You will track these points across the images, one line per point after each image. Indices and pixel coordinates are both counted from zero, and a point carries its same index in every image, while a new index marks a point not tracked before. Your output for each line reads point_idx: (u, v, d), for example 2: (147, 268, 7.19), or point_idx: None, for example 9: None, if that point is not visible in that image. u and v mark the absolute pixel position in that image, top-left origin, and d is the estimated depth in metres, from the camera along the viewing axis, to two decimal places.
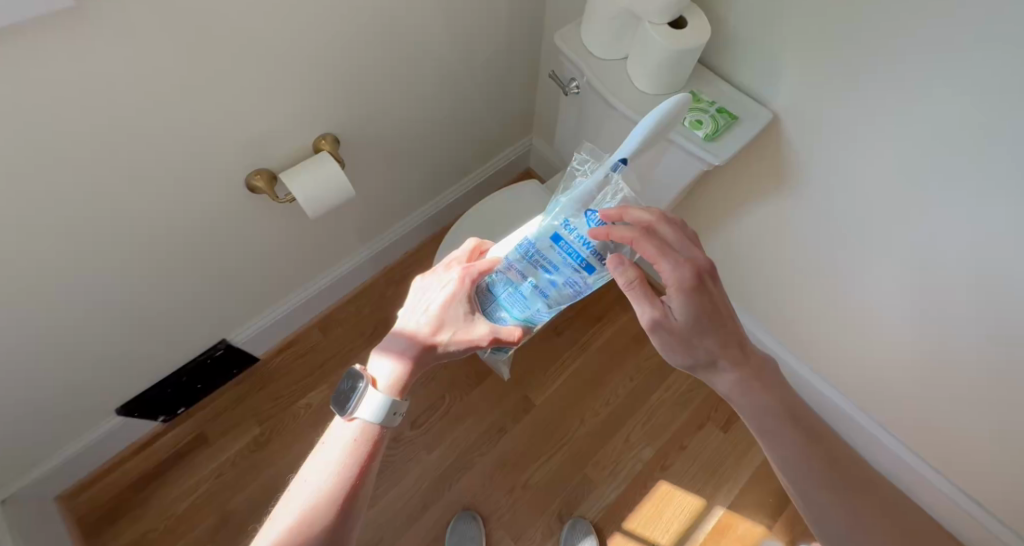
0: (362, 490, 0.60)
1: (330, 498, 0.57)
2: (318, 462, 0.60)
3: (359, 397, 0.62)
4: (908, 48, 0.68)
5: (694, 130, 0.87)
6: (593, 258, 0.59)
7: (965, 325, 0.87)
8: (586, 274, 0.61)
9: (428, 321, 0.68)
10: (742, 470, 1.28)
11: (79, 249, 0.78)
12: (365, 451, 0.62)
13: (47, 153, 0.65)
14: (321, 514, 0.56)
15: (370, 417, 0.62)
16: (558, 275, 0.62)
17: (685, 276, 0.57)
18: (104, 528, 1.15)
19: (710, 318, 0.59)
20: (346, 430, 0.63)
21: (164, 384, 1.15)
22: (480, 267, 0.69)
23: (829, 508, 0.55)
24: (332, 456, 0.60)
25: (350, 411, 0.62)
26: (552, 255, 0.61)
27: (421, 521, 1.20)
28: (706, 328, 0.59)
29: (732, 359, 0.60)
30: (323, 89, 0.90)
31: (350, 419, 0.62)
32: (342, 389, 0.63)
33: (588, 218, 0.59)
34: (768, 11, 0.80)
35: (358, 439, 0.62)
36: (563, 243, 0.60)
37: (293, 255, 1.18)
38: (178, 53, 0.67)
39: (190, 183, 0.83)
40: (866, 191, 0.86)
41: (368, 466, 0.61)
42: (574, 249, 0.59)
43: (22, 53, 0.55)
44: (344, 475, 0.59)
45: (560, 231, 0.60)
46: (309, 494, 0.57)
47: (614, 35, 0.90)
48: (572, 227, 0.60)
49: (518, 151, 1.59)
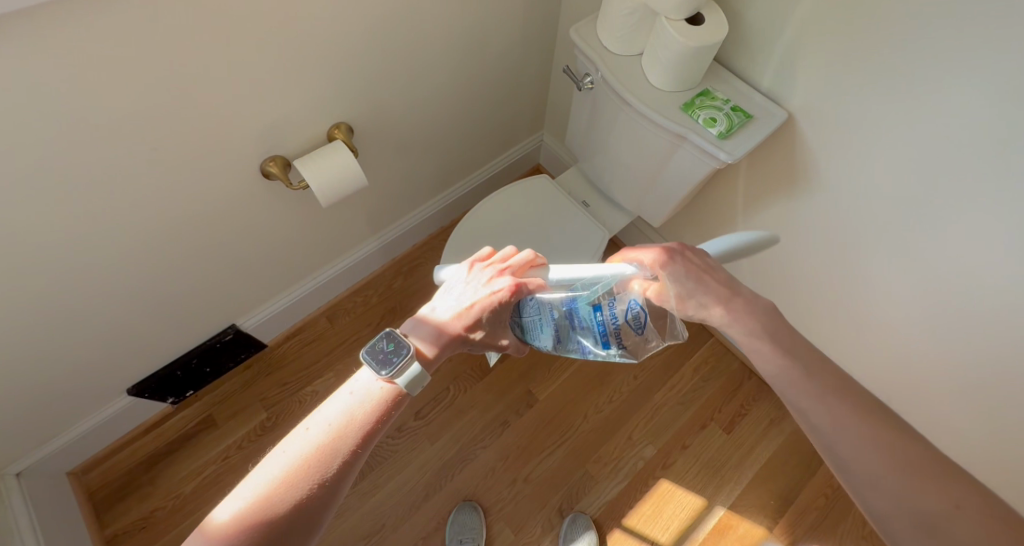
0: (368, 451, 0.55)
1: (338, 450, 0.53)
2: (336, 409, 0.55)
3: (404, 363, 0.57)
4: (929, 49, 0.67)
5: (708, 128, 0.86)
6: (613, 337, 0.65)
7: (974, 332, 0.86)
8: (601, 344, 0.66)
9: (470, 315, 0.65)
10: (744, 471, 1.28)
11: (95, 230, 0.79)
12: (383, 413, 0.57)
13: (66, 132, 0.66)
14: (324, 464, 0.52)
15: (406, 388, 0.57)
16: (581, 333, 0.67)
17: (660, 253, 0.63)
18: (114, 503, 1.18)
19: (696, 280, 0.63)
20: (374, 386, 0.58)
21: (174, 366, 1.16)
22: (530, 282, 0.68)
23: (876, 480, 0.50)
24: (351, 408, 0.56)
25: (388, 372, 0.57)
26: (586, 326, 0.65)
27: (422, 510, 1.21)
28: (695, 287, 0.63)
29: (720, 304, 0.63)
30: (339, 78, 0.90)
31: (383, 380, 0.57)
32: (385, 342, 0.58)
33: (630, 304, 0.63)
34: (787, 8, 0.79)
35: (383, 399, 0.57)
36: (601, 321, 0.64)
37: (303, 243, 1.19)
38: (197, 38, 0.68)
39: (205, 167, 0.84)
40: (880, 194, 0.85)
41: (381, 430, 0.57)
42: (604, 323, 0.64)
43: (45, 31, 0.56)
44: (358, 431, 0.54)
45: (603, 303, 0.63)
46: (318, 439, 0.53)
47: (630, 30, 0.90)
48: (614, 305, 0.63)
49: (528, 147, 1.59)
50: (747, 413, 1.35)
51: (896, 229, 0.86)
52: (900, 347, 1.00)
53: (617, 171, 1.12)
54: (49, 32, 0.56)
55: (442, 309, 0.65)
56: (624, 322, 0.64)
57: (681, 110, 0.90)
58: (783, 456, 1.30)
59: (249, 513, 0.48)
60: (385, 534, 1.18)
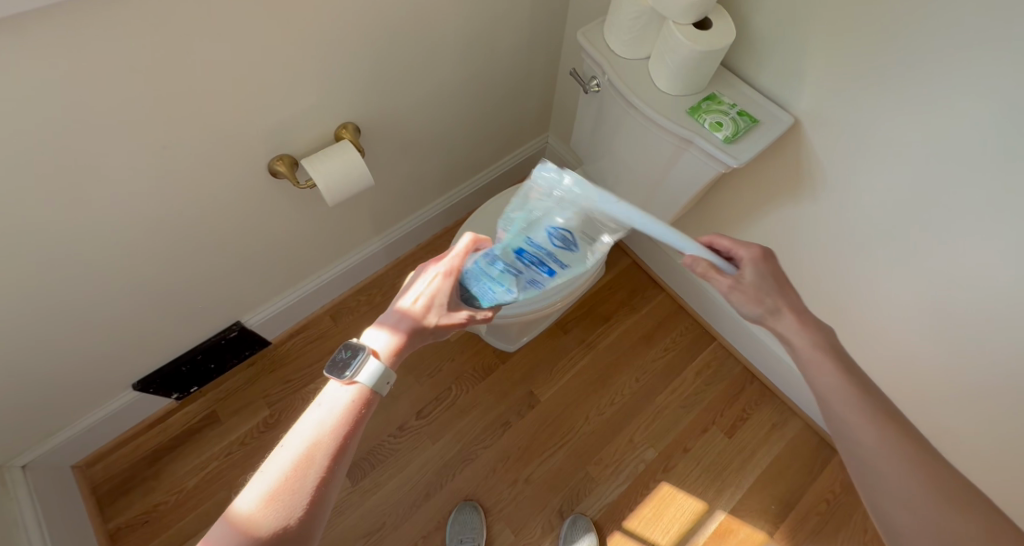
0: (349, 453, 0.59)
1: (320, 458, 0.56)
2: (311, 420, 0.59)
3: (361, 362, 0.61)
4: (935, 56, 0.67)
5: (714, 132, 0.86)
6: (552, 261, 0.74)
7: (978, 340, 0.86)
8: (547, 272, 0.76)
9: (422, 303, 0.67)
10: (745, 476, 1.28)
11: (103, 224, 0.80)
12: (357, 415, 0.60)
13: (76, 127, 0.66)
14: (309, 474, 0.55)
15: (370, 384, 0.61)
16: (525, 273, 0.74)
17: (757, 251, 0.68)
18: (117, 497, 1.18)
19: (777, 281, 0.67)
20: (341, 392, 0.61)
21: (178, 361, 1.17)
22: (462, 254, 0.69)
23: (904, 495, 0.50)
24: (324, 417, 0.59)
25: (350, 375, 0.60)
26: (526, 261, 0.73)
27: (423, 509, 1.22)
28: (773, 288, 0.66)
29: (793, 310, 0.65)
30: (346, 79, 0.91)
31: (348, 383, 0.61)
32: (343, 351, 0.62)
33: (547, 232, 0.71)
34: (794, 14, 0.80)
35: (353, 402, 0.61)
36: (534, 255, 0.73)
37: (309, 242, 1.19)
38: (207, 36, 0.68)
39: (212, 165, 0.85)
40: (885, 201, 0.85)
41: (356, 431, 0.60)
42: (537, 256, 0.72)
43: (59, 28, 0.57)
44: (336, 437, 0.58)
45: (524, 246, 0.71)
46: (300, 451, 0.56)
47: (638, 33, 0.90)
48: (533, 241, 0.71)
49: (533, 149, 1.60)
50: (749, 418, 1.35)
51: (901, 236, 0.86)
52: (904, 354, 1.00)
53: (622, 174, 1.12)
54: (61, 28, 0.57)
55: (393, 308, 0.67)
56: (552, 246, 0.72)
57: (687, 114, 0.90)
58: (785, 462, 1.30)
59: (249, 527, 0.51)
60: (385, 532, 1.19)
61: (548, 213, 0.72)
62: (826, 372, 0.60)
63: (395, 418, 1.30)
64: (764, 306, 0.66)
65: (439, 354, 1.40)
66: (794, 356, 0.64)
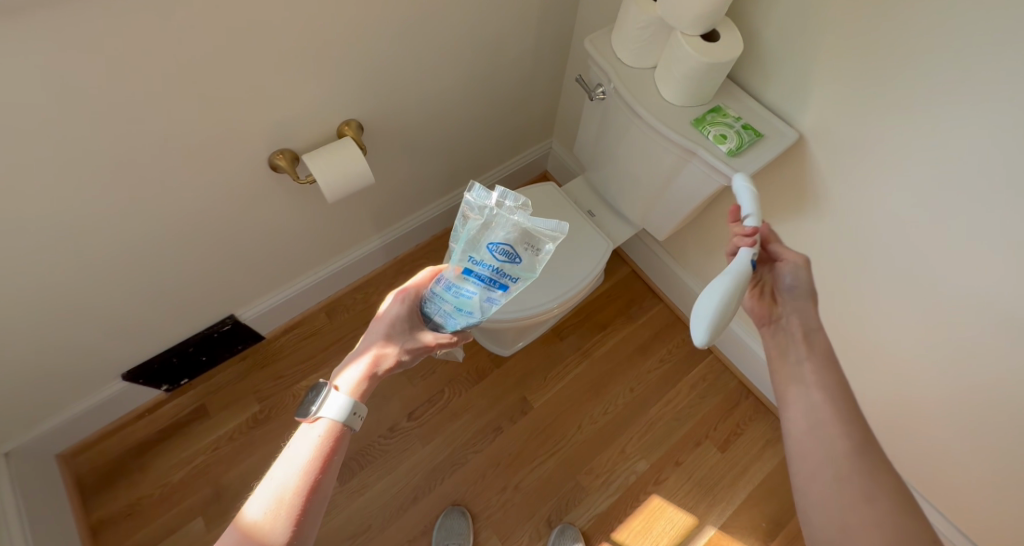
0: (324, 491, 0.57)
1: (293, 497, 0.55)
2: (283, 463, 0.58)
3: (323, 397, 0.61)
4: (943, 79, 0.67)
5: (718, 145, 0.86)
6: (504, 277, 0.65)
7: (975, 363, 0.85)
8: (501, 291, 0.66)
9: (379, 336, 0.68)
10: (737, 492, 1.27)
11: (98, 212, 0.79)
12: (330, 451, 0.59)
13: (78, 116, 0.66)
14: (282, 514, 0.54)
15: (337, 418, 0.60)
16: (477, 295, 0.65)
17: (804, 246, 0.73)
18: (102, 489, 1.17)
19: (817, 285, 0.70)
20: (312, 431, 0.61)
21: (169, 353, 1.16)
22: (418, 283, 0.71)
23: (832, 460, 0.54)
24: (296, 456, 0.58)
25: (313, 411, 0.60)
26: (463, 284, 0.65)
27: (410, 513, 1.20)
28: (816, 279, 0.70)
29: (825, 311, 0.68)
30: (352, 76, 0.91)
31: (315, 421, 0.61)
32: (312, 392, 0.63)
33: (491, 250, 0.64)
34: (802, 31, 0.80)
35: (325, 438, 0.60)
36: (474, 274, 0.64)
37: (307, 237, 1.19)
38: (214, 29, 0.68)
39: (212, 156, 0.84)
40: (886, 221, 0.85)
41: (332, 468, 0.59)
42: (483, 275, 0.64)
43: (66, 17, 0.57)
44: (308, 475, 0.57)
45: (468, 265, 0.64)
46: (273, 494, 0.55)
47: (645, 44, 0.90)
48: (477, 260, 0.64)
49: (537, 153, 1.60)
50: (743, 433, 1.34)
51: (903, 257, 0.86)
52: (900, 374, 1.00)
53: (624, 182, 1.12)
54: (67, 16, 0.57)
55: (358, 347, 0.69)
56: (498, 260, 0.64)
57: (692, 125, 0.90)
58: (778, 479, 1.29)
59: None
60: (371, 535, 1.17)
61: (478, 229, 0.64)
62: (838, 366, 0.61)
63: (386, 419, 1.29)
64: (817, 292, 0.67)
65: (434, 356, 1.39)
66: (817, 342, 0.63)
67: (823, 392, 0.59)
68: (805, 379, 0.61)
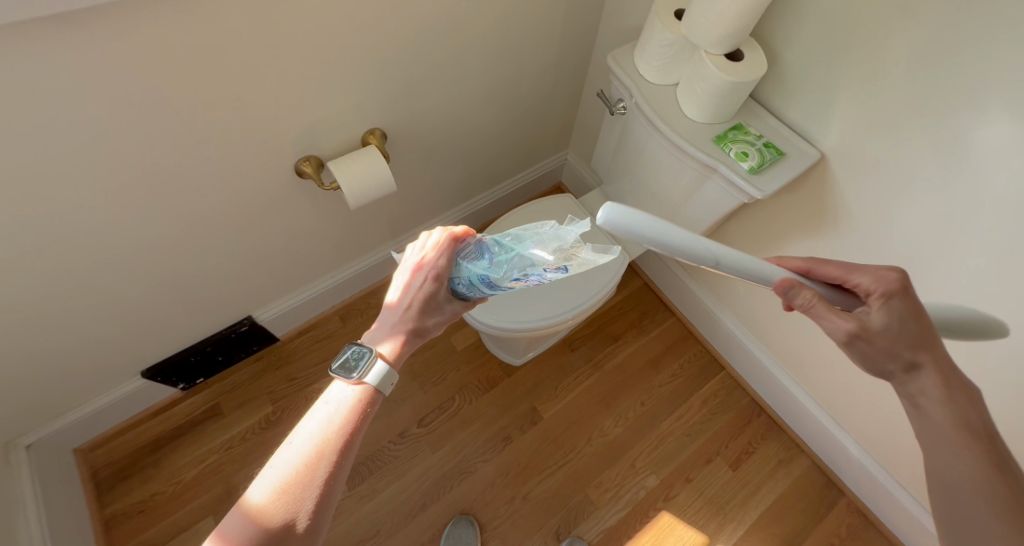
0: (355, 449, 0.59)
1: (325, 453, 0.56)
2: (315, 417, 0.59)
3: (369, 362, 0.61)
4: (969, 102, 0.67)
5: (740, 162, 0.87)
6: (542, 280, 0.70)
7: (996, 389, 0.84)
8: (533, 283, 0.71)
9: (418, 310, 0.68)
10: (748, 512, 1.25)
11: (128, 210, 0.81)
12: (362, 413, 0.61)
13: (118, 118, 0.69)
14: (317, 469, 0.55)
15: (378, 385, 0.61)
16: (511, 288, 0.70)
17: (889, 285, 0.58)
18: (115, 485, 1.18)
19: (913, 330, 0.58)
20: (347, 391, 0.61)
21: (188, 352, 1.18)
22: (442, 256, 0.66)
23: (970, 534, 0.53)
24: (330, 415, 0.60)
25: (357, 375, 0.61)
26: (505, 284, 0.67)
27: (418, 520, 1.20)
28: (909, 333, 0.58)
29: (940, 370, 0.58)
30: (378, 86, 0.93)
31: (354, 383, 0.61)
32: (348, 351, 0.63)
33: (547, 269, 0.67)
34: (825, 53, 0.80)
35: (359, 401, 0.61)
36: (522, 281, 0.68)
37: (326, 242, 1.20)
38: (251, 38, 0.71)
39: (240, 160, 0.86)
40: (910, 242, 0.84)
41: (363, 428, 0.60)
42: (529, 280, 0.68)
43: (115, 24, 0.60)
44: (340, 433, 0.58)
45: (520, 278, 0.67)
46: (305, 447, 0.56)
47: (668, 60, 0.91)
48: (531, 275, 0.67)
49: (552, 165, 1.61)
50: (755, 451, 1.33)
51: (924, 280, 0.85)
52: None
53: (641, 196, 1.12)
54: (117, 24, 0.60)
55: (385, 323, 0.68)
56: (547, 273, 0.68)
57: (713, 142, 0.90)
58: (789, 501, 1.27)
59: (256, 519, 0.52)
60: (379, 540, 1.17)
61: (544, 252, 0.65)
62: (970, 453, 0.55)
63: (396, 425, 1.30)
64: (901, 360, 0.58)
65: (444, 363, 1.39)
66: (931, 421, 0.57)
67: (958, 465, 0.55)
68: (939, 468, 0.56)
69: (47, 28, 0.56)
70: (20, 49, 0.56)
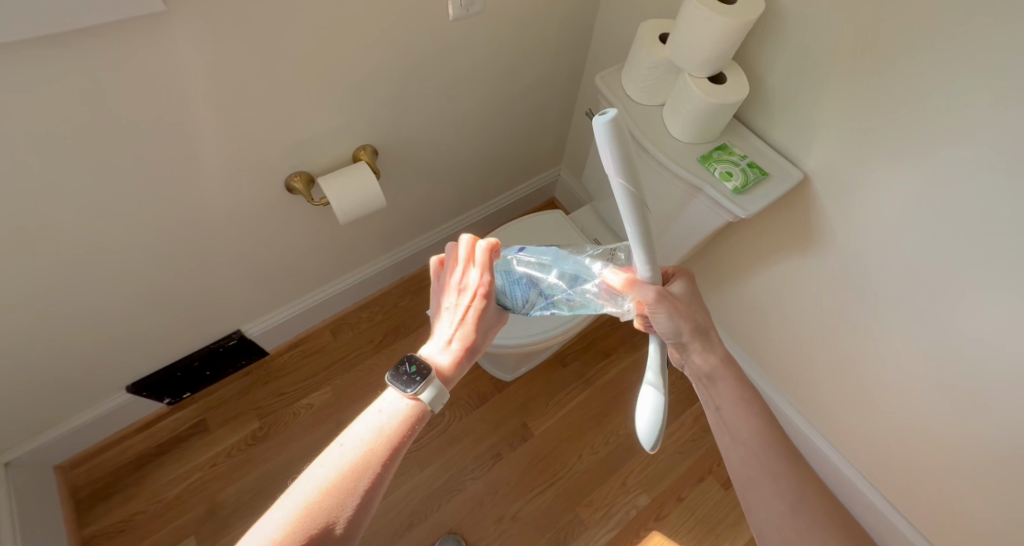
0: (398, 462, 0.58)
1: (370, 460, 0.56)
2: (366, 420, 0.59)
3: (425, 379, 0.60)
4: (945, 124, 0.70)
5: (724, 182, 0.88)
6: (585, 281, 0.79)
7: (982, 407, 0.85)
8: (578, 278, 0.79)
9: (470, 327, 0.66)
10: (740, 532, 1.24)
11: (115, 225, 0.81)
12: (409, 430, 0.59)
13: (108, 133, 0.69)
14: (362, 476, 0.55)
15: (430, 403, 0.60)
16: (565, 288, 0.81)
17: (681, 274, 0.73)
18: (95, 503, 1.16)
19: (696, 307, 0.72)
20: (400, 404, 0.60)
21: (175, 367, 1.17)
22: (484, 269, 0.65)
23: (760, 480, 0.62)
24: (382, 424, 0.59)
25: (412, 390, 0.60)
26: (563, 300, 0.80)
27: (406, 539, 1.18)
28: (695, 307, 0.72)
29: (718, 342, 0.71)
30: (369, 103, 0.94)
31: (408, 397, 0.60)
32: (407, 364, 0.61)
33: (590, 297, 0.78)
34: (805, 76, 0.83)
35: (409, 416, 0.60)
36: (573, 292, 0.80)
37: (316, 256, 1.20)
38: (244, 57, 0.73)
39: (230, 175, 0.87)
40: (893, 260, 0.85)
41: (408, 444, 0.59)
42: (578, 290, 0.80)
43: (110, 43, 0.61)
44: (388, 442, 0.57)
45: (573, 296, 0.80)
46: (351, 453, 0.56)
47: (654, 82, 0.93)
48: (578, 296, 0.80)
49: (545, 180, 1.62)
50: None
51: (907, 299, 0.86)
52: (907, 419, 0.98)
53: None
54: (110, 43, 0.61)
55: (438, 345, 0.66)
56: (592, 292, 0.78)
57: (698, 162, 0.91)
58: None
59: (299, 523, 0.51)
60: None
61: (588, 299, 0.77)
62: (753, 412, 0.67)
63: None
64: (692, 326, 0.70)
65: None
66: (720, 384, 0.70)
67: (755, 433, 0.65)
68: (735, 435, 0.67)
69: (44, 45, 0.57)
70: (18, 64, 0.57)
